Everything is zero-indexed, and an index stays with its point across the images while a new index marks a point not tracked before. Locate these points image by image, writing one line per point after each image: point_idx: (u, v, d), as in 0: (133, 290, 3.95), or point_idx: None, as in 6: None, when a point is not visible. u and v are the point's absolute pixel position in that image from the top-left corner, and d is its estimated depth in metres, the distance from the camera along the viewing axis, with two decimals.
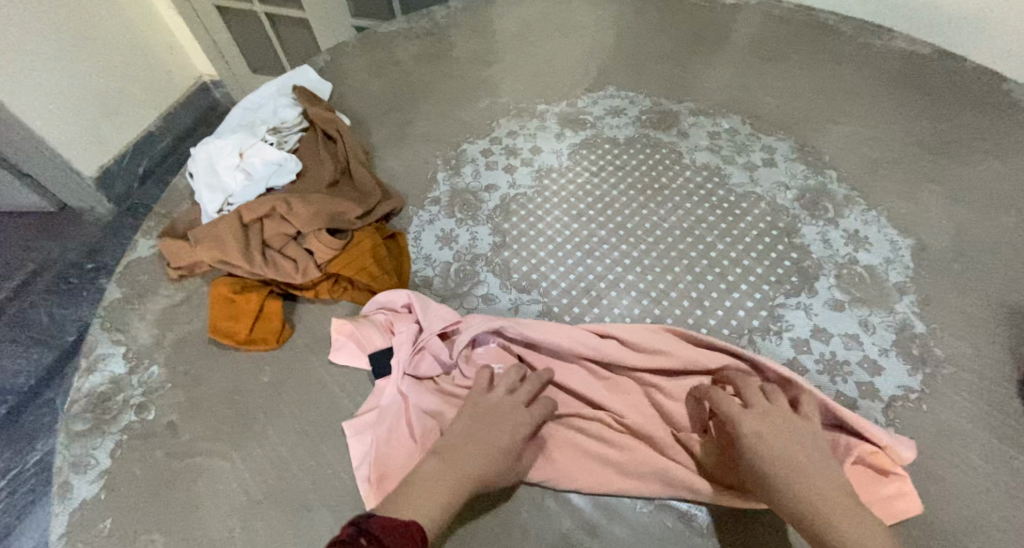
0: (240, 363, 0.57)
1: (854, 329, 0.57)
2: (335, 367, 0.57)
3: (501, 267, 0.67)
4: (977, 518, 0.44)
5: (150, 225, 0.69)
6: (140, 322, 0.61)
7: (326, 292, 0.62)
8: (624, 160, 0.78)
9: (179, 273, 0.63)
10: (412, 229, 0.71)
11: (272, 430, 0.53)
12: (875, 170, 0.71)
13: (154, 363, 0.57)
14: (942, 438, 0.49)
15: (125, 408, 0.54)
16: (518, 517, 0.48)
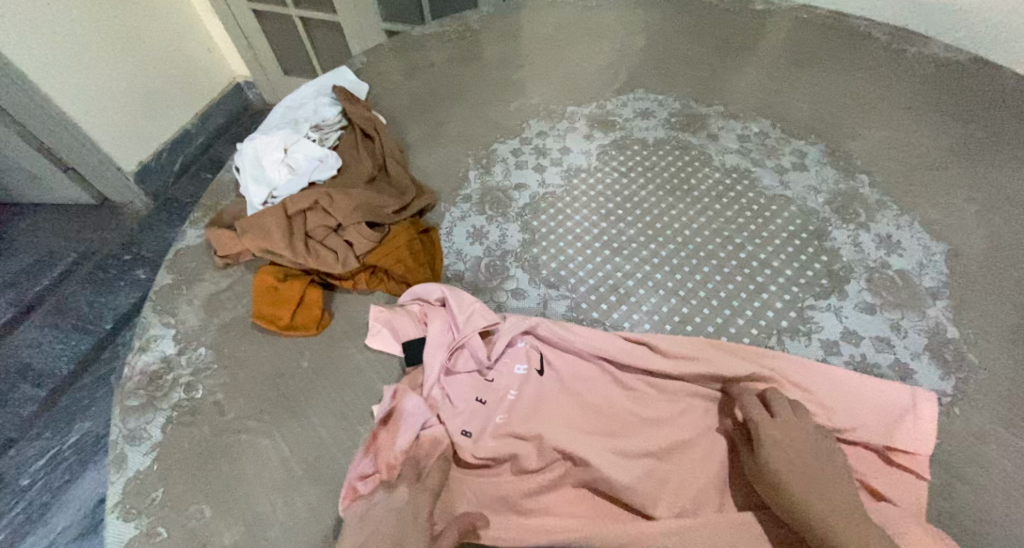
0: (281, 347, 0.60)
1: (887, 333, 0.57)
2: (372, 355, 0.59)
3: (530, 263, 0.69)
4: (1010, 525, 0.44)
5: (198, 215, 0.72)
6: (189, 306, 0.64)
7: (364, 282, 0.64)
8: (653, 162, 0.79)
9: (225, 261, 0.66)
10: (444, 224, 0.73)
11: (312, 411, 0.55)
12: (908, 176, 0.71)
13: (201, 345, 0.60)
14: (975, 444, 0.49)
15: (174, 386, 0.57)
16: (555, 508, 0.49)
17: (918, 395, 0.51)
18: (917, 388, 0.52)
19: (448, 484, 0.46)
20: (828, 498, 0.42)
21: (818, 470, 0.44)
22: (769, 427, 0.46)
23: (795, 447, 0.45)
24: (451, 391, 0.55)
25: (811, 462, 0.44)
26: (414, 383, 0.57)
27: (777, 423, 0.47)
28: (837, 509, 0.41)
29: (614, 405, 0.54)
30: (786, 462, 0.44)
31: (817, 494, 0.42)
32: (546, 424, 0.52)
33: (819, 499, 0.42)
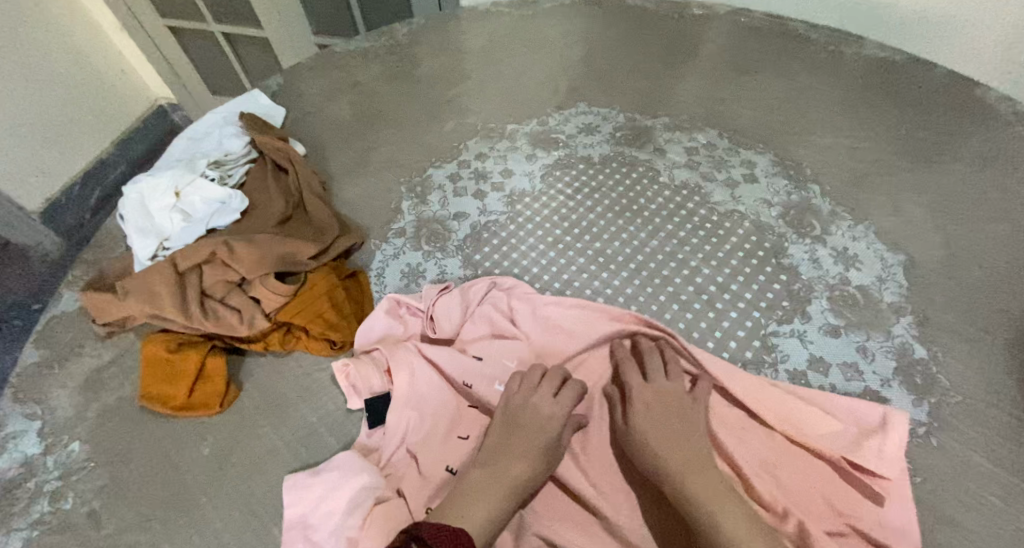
0: (177, 431, 0.50)
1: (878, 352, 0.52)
2: (289, 433, 0.51)
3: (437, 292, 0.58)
4: None
5: (76, 274, 0.61)
6: (61, 390, 0.53)
7: (277, 344, 0.55)
8: (600, 181, 0.73)
9: (108, 329, 0.56)
10: (375, 265, 0.65)
11: (214, 512, 0.46)
12: (859, 182, 0.68)
13: (74, 439, 0.50)
14: (958, 479, 0.44)
15: (38, 496, 0.46)
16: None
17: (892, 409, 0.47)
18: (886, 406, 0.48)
19: None
20: (682, 450, 0.43)
21: (678, 428, 0.45)
22: (638, 391, 0.48)
23: (664, 412, 0.46)
24: (417, 447, 0.48)
25: (676, 417, 0.46)
26: (368, 448, 0.49)
27: (649, 386, 0.48)
28: (683, 455, 0.42)
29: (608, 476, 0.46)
30: (648, 420, 0.45)
31: (672, 446, 0.43)
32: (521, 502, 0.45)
33: (664, 445, 0.43)
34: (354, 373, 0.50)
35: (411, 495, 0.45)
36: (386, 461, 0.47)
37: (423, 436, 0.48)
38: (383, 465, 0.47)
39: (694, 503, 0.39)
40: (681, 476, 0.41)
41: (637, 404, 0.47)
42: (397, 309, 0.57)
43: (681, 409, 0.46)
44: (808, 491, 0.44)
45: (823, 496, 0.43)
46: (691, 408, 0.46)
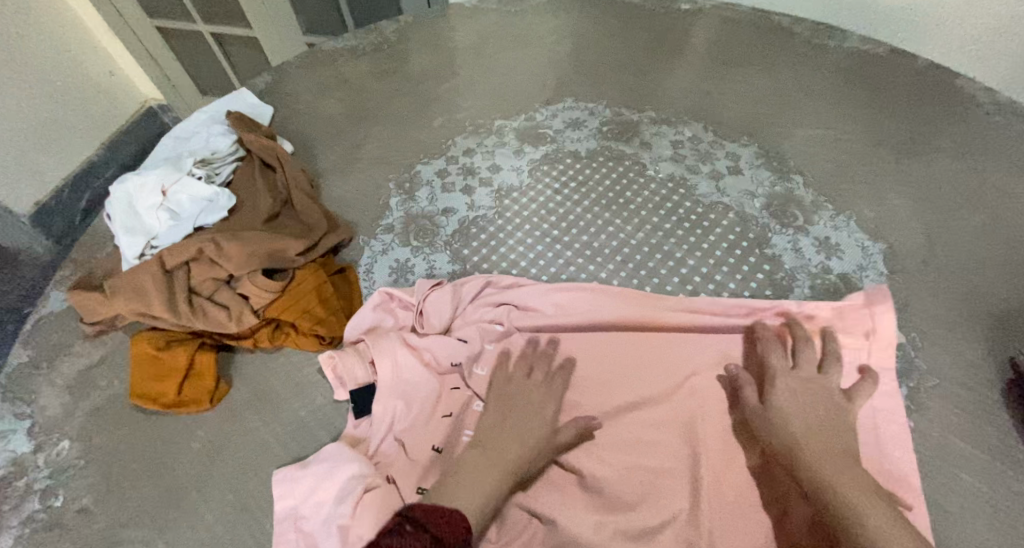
0: (167, 428, 0.51)
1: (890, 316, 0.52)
2: (278, 427, 0.51)
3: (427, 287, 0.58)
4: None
5: (63, 274, 0.61)
6: (50, 389, 0.53)
7: (266, 340, 0.55)
8: (587, 175, 0.74)
9: (96, 328, 0.56)
10: (363, 260, 0.65)
11: (205, 506, 0.46)
12: (841, 173, 0.69)
13: (64, 438, 0.50)
14: (933, 460, 0.45)
15: (27, 494, 0.46)
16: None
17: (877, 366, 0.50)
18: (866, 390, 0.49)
19: None
20: (823, 432, 0.42)
21: (824, 414, 0.44)
22: (786, 378, 0.47)
23: (808, 398, 0.45)
24: (407, 438, 0.49)
25: (820, 403, 0.45)
26: (358, 439, 0.50)
27: (796, 376, 0.48)
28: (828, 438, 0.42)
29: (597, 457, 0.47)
30: (791, 401, 0.45)
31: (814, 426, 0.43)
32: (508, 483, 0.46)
33: (807, 424, 0.43)
34: (338, 364, 0.51)
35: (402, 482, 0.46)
36: (374, 450, 0.49)
37: (412, 425, 0.50)
38: (372, 454, 0.48)
39: (824, 468, 0.39)
40: (818, 453, 0.40)
41: (781, 386, 0.47)
42: (386, 302, 0.58)
43: (824, 396, 0.46)
44: None
45: None
46: (837, 401, 0.46)
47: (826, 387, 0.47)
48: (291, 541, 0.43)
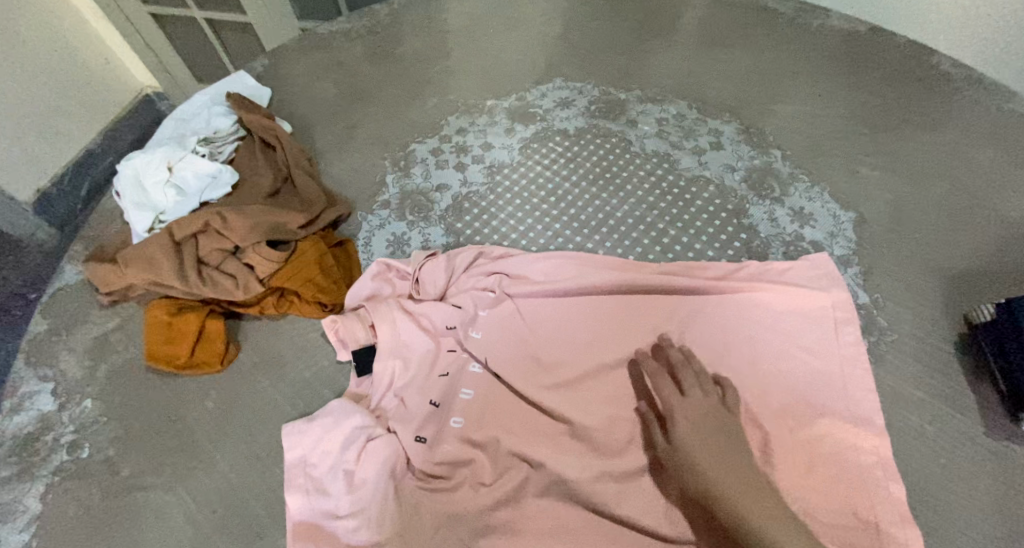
0: (181, 388, 0.55)
1: (843, 281, 0.57)
2: (285, 386, 0.55)
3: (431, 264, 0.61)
4: (924, 481, 0.45)
5: (76, 250, 0.65)
6: (70, 354, 0.57)
7: (272, 307, 0.59)
8: (576, 152, 0.77)
9: (111, 298, 0.60)
10: (362, 235, 0.69)
11: (219, 457, 0.50)
12: (817, 147, 0.72)
13: (86, 398, 0.53)
14: (888, 406, 0.49)
15: (55, 447, 0.50)
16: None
17: (838, 321, 0.54)
18: (831, 344, 0.53)
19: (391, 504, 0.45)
20: (726, 464, 0.41)
21: (724, 442, 0.43)
22: (680, 408, 0.46)
23: (708, 427, 0.44)
24: (407, 394, 0.53)
25: (715, 430, 0.44)
26: (360, 395, 0.54)
27: (687, 401, 0.46)
28: (724, 466, 0.41)
29: (583, 404, 0.51)
30: (695, 438, 0.43)
31: (712, 455, 0.42)
32: (501, 430, 0.50)
33: (706, 467, 0.41)
34: (340, 328, 0.55)
35: (403, 431, 0.50)
36: (376, 405, 0.53)
37: (410, 382, 0.54)
38: (374, 408, 0.53)
39: (750, 523, 0.37)
40: (733, 496, 0.39)
41: (679, 421, 0.45)
42: (385, 271, 0.62)
43: (706, 421, 0.44)
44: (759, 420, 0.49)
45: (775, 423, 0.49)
46: (728, 420, 0.45)
47: (716, 407, 0.46)
48: (301, 486, 0.47)
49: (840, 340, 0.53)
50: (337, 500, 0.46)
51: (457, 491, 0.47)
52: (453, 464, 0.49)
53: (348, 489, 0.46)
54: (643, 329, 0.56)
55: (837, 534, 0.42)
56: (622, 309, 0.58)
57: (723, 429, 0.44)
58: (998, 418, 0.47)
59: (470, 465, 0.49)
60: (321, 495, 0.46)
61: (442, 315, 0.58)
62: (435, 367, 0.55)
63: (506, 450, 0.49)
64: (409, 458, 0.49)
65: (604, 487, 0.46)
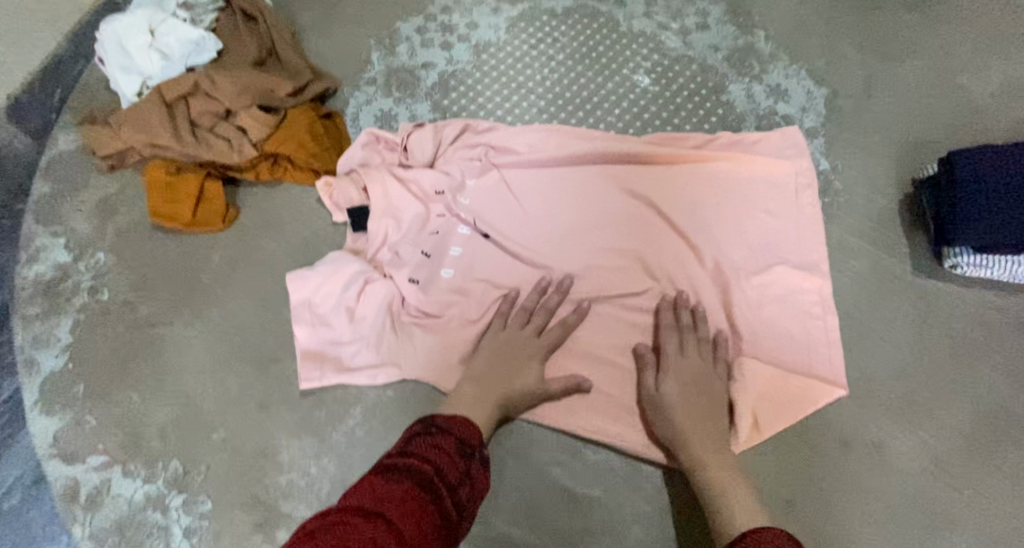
0: (187, 243, 0.58)
1: (808, 149, 0.60)
2: (286, 243, 0.59)
3: (420, 136, 0.63)
4: (854, 311, 0.51)
5: (68, 119, 0.65)
6: (77, 214, 0.60)
7: (267, 173, 0.61)
8: (564, 32, 0.77)
9: (109, 163, 0.61)
10: (350, 109, 0.70)
11: (228, 299, 0.55)
12: (802, 27, 0.73)
13: (99, 250, 0.57)
14: (834, 253, 0.55)
15: (77, 291, 0.55)
16: (498, 377, 0.45)
17: (799, 187, 0.58)
18: (794, 202, 0.57)
19: (389, 334, 0.52)
20: (707, 425, 0.42)
21: (705, 405, 0.43)
22: (676, 365, 0.45)
23: (699, 389, 0.44)
24: (399, 246, 0.56)
25: (706, 394, 0.44)
26: (357, 250, 0.58)
27: (684, 361, 0.46)
28: (702, 424, 0.41)
29: (564, 257, 0.57)
30: (680, 392, 0.43)
31: (692, 412, 0.42)
32: (488, 278, 0.56)
33: (684, 420, 0.42)
34: (335, 191, 0.58)
35: (398, 275, 0.54)
36: (372, 257, 0.57)
37: (403, 237, 0.57)
38: (370, 260, 0.57)
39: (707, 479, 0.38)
40: (699, 452, 0.40)
41: (672, 374, 0.44)
42: (373, 140, 0.63)
43: (702, 383, 0.44)
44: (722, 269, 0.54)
45: (736, 271, 0.54)
46: (721, 390, 0.45)
47: (716, 375, 0.45)
48: (307, 321, 0.52)
49: (800, 202, 0.57)
50: (340, 331, 0.52)
51: (447, 325, 0.52)
52: (443, 304, 0.53)
53: (349, 324, 0.52)
54: (620, 193, 0.60)
55: (775, 351, 0.49)
56: (604, 177, 0.61)
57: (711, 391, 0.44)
58: (928, 259, 0.53)
59: (458, 306, 0.53)
60: (326, 327, 0.52)
61: (430, 179, 0.60)
62: (424, 226, 0.58)
63: (493, 294, 0.55)
64: (404, 298, 0.53)
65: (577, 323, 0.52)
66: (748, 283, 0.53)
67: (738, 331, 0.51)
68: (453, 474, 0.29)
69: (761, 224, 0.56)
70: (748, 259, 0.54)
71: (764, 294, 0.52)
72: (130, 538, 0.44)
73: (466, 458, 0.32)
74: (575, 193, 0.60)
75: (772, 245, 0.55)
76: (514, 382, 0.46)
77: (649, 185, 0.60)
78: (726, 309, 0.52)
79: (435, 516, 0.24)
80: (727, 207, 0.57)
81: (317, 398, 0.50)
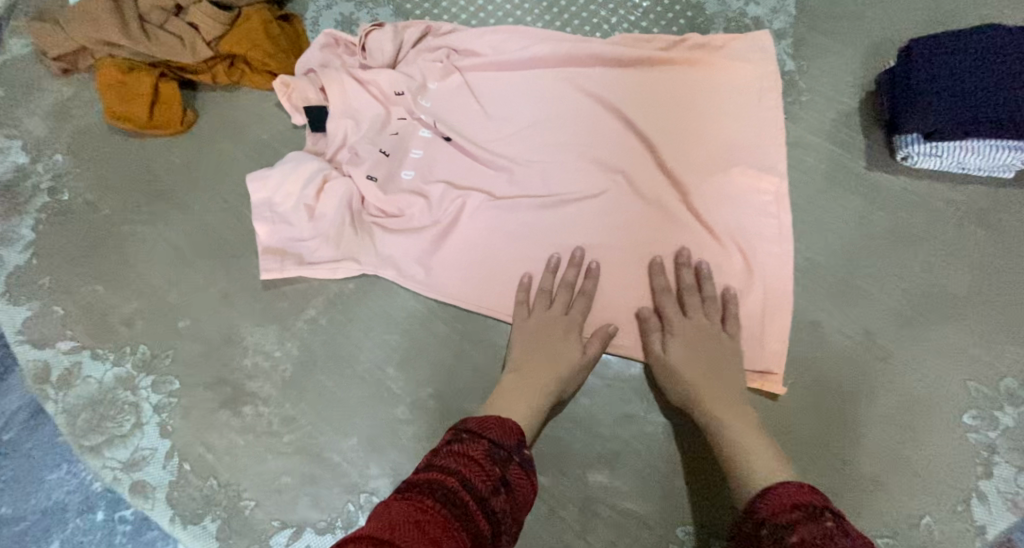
0: (145, 145, 0.58)
1: (772, 51, 0.59)
2: (245, 146, 0.58)
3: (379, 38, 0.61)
4: (806, 205, 0.52)
5: (15, 21, 0.63)
6: (32, 117, 0.59)
7: (224, 76, 0.60)
8: None
9: (61, 66, 0.60)
10: (309, 14, 0.67)
11: (187, 199, 0.55)
12: None
13: (56, 152, 0.57)
14: (792, 151, 0.55)
15: (36, 191, 0.55)
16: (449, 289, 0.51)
17: (761, 90, 0.57)
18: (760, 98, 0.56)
19: (348, 230, 0.52)
20: (713, 386, 0.41)
21: (711, 363, 0.42)
22: (680, 326, 0.45)
23: (703, 345, 0.43)
24: (358, 146, 0.56)
25: (713, 351, 0.43)
26: (318, 152, 0.58)
27: (688, 319, 0.45)
28: (707, 378, 0.41)
29: (527, 158, 0.56)
30: (685, 353, 0.43)
31: (700, 370, 0.42)
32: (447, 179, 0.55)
33: (691, 378, 0.41)
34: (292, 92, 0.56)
35: (357, 174, 0.54)
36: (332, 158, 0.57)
37: (362, 137, 0.57)
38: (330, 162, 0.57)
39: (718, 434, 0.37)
40: (712, 411, 0.39)
41: (677, 337, 0.44)
42: (332, 42, 0.62)
43: (711, 342, 0.43)
44: (684, 166, 0.53)
45: (699, 170, 0.53)
46: (728, 347, 0.44)
47: (721, 333, 0.44)
48: (267, 219, 0.52)
49: (761, 103, 0.56)
50: (300, 228, 0.52)
51: (407, 223, 0.53)
52: (400, 201, 0.53)
53: (308, 221, 0.52)
54: (583, 96, 0.58)
55: (735, 239, 0.49)
56: (569, 81, 0.59)
57: (713, 347, 0.43)
58: (882, 155, 0.53)
59: (417, 204, 0.53)
60: (285, 224, 0.52)
61: (388, 79, 0.58)
62: (384, 129, 0.58)
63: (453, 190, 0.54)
64: (364, 197, 0.54)
65: (535, 221, 0.53)
66: (710, 179, 0.52)
67: (697, 225, 0.51)
68: (483, 482, 0.28)
69: (723, 122, 0.55)
70: (712, 157, 0.54)
71: (727, 188, 0.52)
72: (100, 413, 0.46)
73: (499, 455, 0.31)
74: (539, 97, 0.59)
75: (737, 143, 0.54)
76: (562, 365, 0.44)
77: (615, 89, 0.58)
78: (685, 205, 0.52)
79: (455, 528, 0.24)
80: (692, 107, 0.56)
81: (279, 290, 0.51)
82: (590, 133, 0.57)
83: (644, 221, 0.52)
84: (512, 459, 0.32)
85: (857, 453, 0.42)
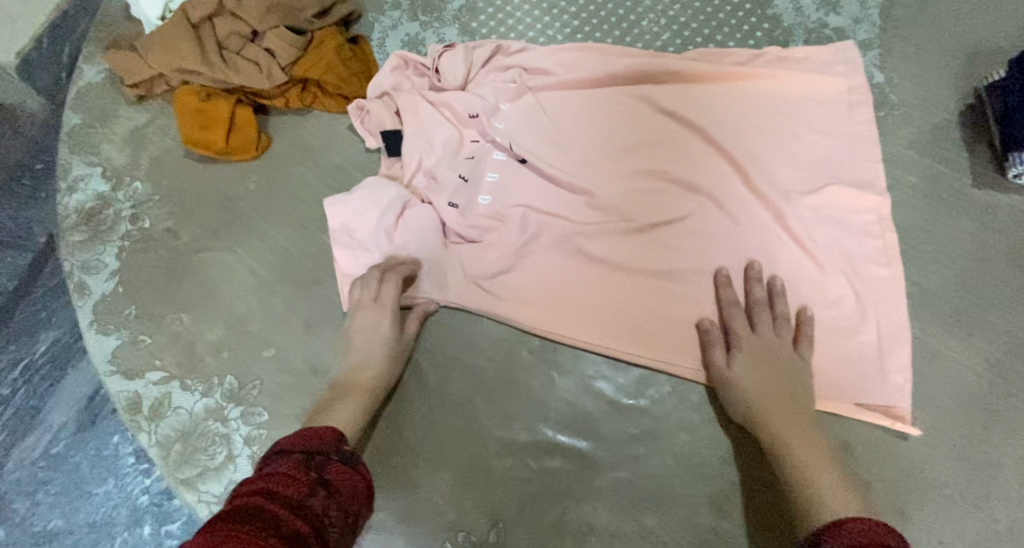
0: (221, 171, 0.58)
1: (860, 64, 0.57)
2: (320, 170, 0.58)
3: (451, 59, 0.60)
4: (909, 226, 0.49)
5: (90, 48, 0.63)
6: (110, 144, 0.59)
7: (297, 100, 0.60)
8: None
9: (137, 93, 0.61)
10: (376, 35, 0.67)
11: (265, 226, 0.55)
12: None
13: (135, 179, 0.57)
14: (890, 168, 0.52)
15: (118, 219, 0.55)
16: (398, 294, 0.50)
17: (852, 103, 0.54)
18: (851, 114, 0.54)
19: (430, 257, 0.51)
20: (783, 403, 0.40)
21: (783, 384, 0.41)
22: (747, 340, 0.43)
23: (769, 363, 0.42)
24: (435, 170, 0.55)
25: (779, 375, 0.41)
26: (392, 176, 0.57)
27: (755, 336, 0.43)
28: (780, 399, 0.40)
29: (608, 178, 0.54)
30: (752, 372, 0.41)
31: (768, 387, 0.40)
32: (524, 204, 0.54)
33: (760, 395, 0.40)
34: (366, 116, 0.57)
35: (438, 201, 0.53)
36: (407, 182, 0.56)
37: (437, 161, 0.56)
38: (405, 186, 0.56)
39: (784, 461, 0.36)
40: (777, 428, 0.38)
41: (743, 351, 0.43)
42: (403, 64, 0.62)
43: (780, 360, 0.42)
44: (776, 187, 0.51)
45: (791, 190, 0.51)
46: (796, 365, 0.42)
47: (787, 351, 0.43)
48: (346, 245, 0.52)
49: (853, 118, 0.54)
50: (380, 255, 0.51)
51: (486, 249, 0.52)
52: (480, 227, 0.53)
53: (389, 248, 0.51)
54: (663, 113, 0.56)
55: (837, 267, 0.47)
56: (647, 95, 0.57)
57: (785, 363, 0.42)
58: (987, 172, 0.51)
59: (499, 230, 0.53)
60: (365, 250, 0.51)
61: (462, 100, 0.58)
62: (458, 152, 0.57)
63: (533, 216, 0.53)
64: (444, 223, 0.53)
65: (615, 245, 0.51)
66: (804, 201, 0.50)
67: (793, 249, 0.48)
68: (294, 487, 0.24)
69: (812, 139, 0.53)
70: (803, 177, 0.52)
71: (821, 210, 0.50)
72: (191, 446, 0.46)
73: (313, 462, 0.28)
74: (616, 114, 0.57)
75: (830, 161, 0.52)
76: None
77: (696, 107, 0.56)
78: (780, 228, 0.49)
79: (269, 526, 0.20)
80: (780, 125, 0.54)
81: None
82: (670, 151, 0.54)
83: (733, 243, 0.50)
84: (326, 460, 0.29)
85: (994, 498, 0.39)
